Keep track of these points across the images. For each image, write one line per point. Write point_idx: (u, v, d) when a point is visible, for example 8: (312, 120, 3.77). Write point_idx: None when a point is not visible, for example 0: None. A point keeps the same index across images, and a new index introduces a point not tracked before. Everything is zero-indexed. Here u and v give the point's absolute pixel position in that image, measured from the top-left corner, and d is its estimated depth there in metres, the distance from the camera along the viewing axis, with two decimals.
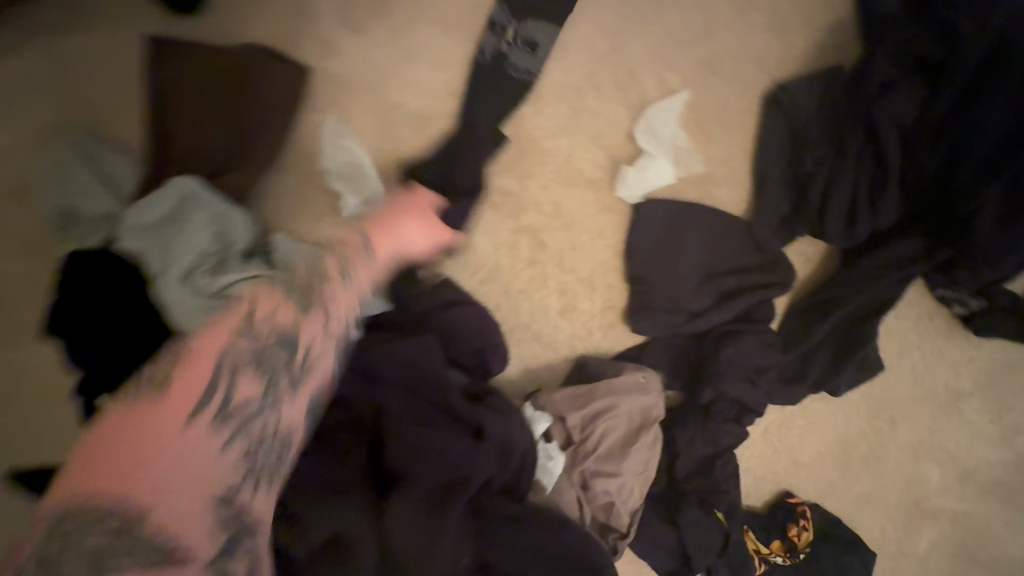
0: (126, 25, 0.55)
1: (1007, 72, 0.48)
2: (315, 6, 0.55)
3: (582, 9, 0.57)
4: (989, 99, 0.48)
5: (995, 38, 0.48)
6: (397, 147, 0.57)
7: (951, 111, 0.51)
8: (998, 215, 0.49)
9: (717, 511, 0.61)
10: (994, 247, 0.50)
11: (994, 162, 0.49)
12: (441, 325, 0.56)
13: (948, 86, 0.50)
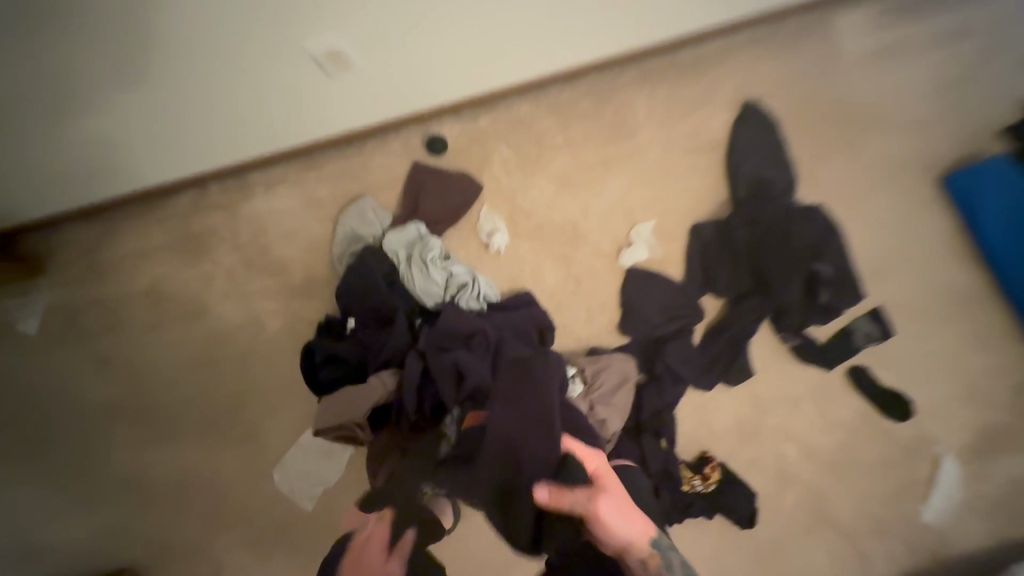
0: (397, 152, 1.17)
1: (777, 221, 1.10)
2: (487, 156, 1.17)
3: (611, 173, 1.18)
4: (774, 231, 1.10)
5: (774, 208, 1.12)
6: (515, 225, 1.16)
7: (763, 235, 1.10)
8: (784, 280, 1.08)
9: (663, 440, 1.09)
10: (785, 295, 1.08)
11: (779, 256, 1.08)
12: (530, 307, 1.09)
13: (760, 225, 1.11)
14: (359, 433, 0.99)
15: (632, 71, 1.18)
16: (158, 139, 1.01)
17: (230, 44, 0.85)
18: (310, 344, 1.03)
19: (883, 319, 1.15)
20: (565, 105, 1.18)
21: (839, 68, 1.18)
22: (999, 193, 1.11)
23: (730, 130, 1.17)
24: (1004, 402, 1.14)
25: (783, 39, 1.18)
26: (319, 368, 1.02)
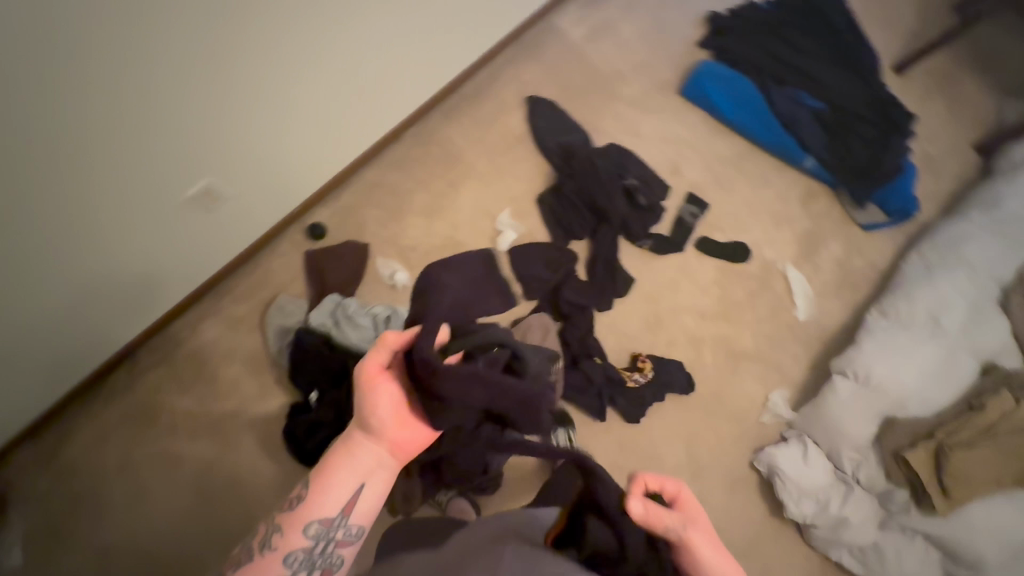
0: (288, 250, 1.36)
1: (584, 167, 1.42)
2: (362, 221, 1.40)
3: (461, 188, 1.45)
4: (587, 175, 1.41)
5: (579, 159, 1.43)
6: (409, 260, 1.39)
7: (582, 182, 1.42)
8: (611, 204, 1.39)
9: (597, 358, 1.35)
10: (617, 211, 1.39)
11: (598, 190, 1.40)
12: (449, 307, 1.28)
13: (574, 177, 1.43)
14: None
15: (437, 114, 1.49)
16: (87, 341, 1.12)
17: (139, 240, 1.03)
18: (289, 425, 1.21)
19: (696, 199, 1.52)
20: (401, 159, 1.45)
21: (577, 51, 1.57)
22: (717, 85, 1.55)
23: (528, 122, 1.50)
24: (800, 214, 1.55)
25: (530, 47, 1.56)
26: (304, 439, 1.19)
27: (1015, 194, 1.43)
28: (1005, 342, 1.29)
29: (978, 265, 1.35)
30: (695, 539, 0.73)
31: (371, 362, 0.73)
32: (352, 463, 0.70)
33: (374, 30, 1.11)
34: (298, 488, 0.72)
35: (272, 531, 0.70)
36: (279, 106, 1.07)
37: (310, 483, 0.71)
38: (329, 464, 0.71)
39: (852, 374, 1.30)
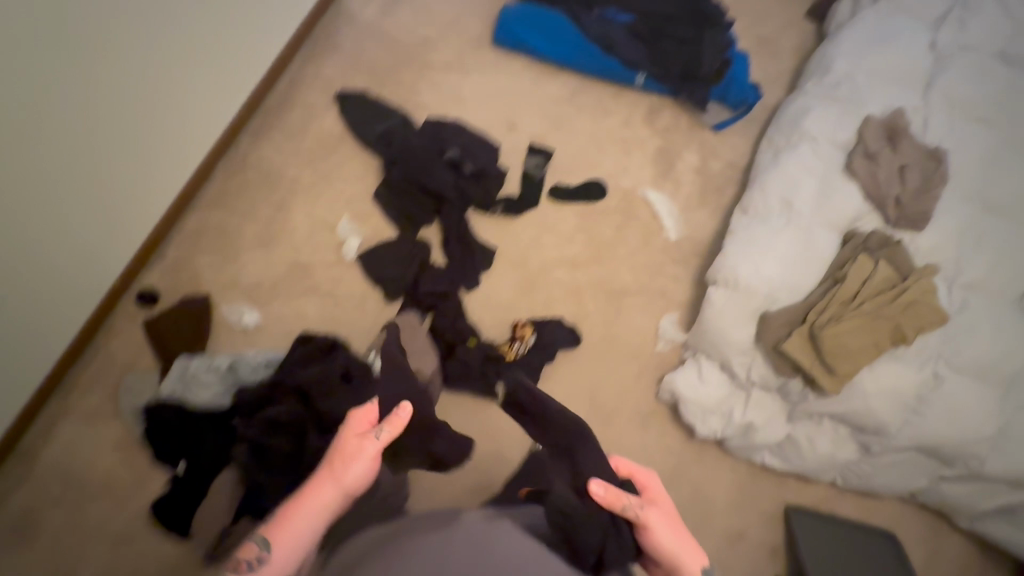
0: (125, 324, 1.28)
1: (407, 151, 1.32)
2: (196, 272, 1.32)
3: (292, 208, 1.37)
4: (412, 158, 1.32)
5: (402, 143, 1.35)
6: (257, 298, 1.32)
7: (410, 167, 1.34)
8: (444, 182, 1.30)
9: (471, 339, 1.30)
10: (452, 188, 1.31)
11: (425, 171, 1.30)
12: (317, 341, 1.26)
13: (401, 164, 1.34)
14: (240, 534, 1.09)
15: (246, 138, 1.40)
16: None
17: None
18: (160, 504, 1.13)
19: (539, 149, 1.46)
20: (220, 195, 1.36)
21: (375, 30, 1.47)
22: (526, 25, 1.46)
23: (341, 119, 1.41)
24: (648, 133, 1.51)
25: (323, 40, 1.46)
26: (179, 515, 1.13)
27: (842, 55, 1.39)
28: (860, 206, 1.26)
29: (820, 136, 1.32)
30: (651, 518, 0.84)
31: (361, 422, 0.85)
32: (313, 518, 0.78)
33: (119, 73, 1.03)
34: (263, 542, 0.75)
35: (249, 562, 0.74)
36: (58, 179, 1.00)
37: (276, 537, 0.76)
38: (291, 519, 0.78)
39: (722, 282, 1.28)
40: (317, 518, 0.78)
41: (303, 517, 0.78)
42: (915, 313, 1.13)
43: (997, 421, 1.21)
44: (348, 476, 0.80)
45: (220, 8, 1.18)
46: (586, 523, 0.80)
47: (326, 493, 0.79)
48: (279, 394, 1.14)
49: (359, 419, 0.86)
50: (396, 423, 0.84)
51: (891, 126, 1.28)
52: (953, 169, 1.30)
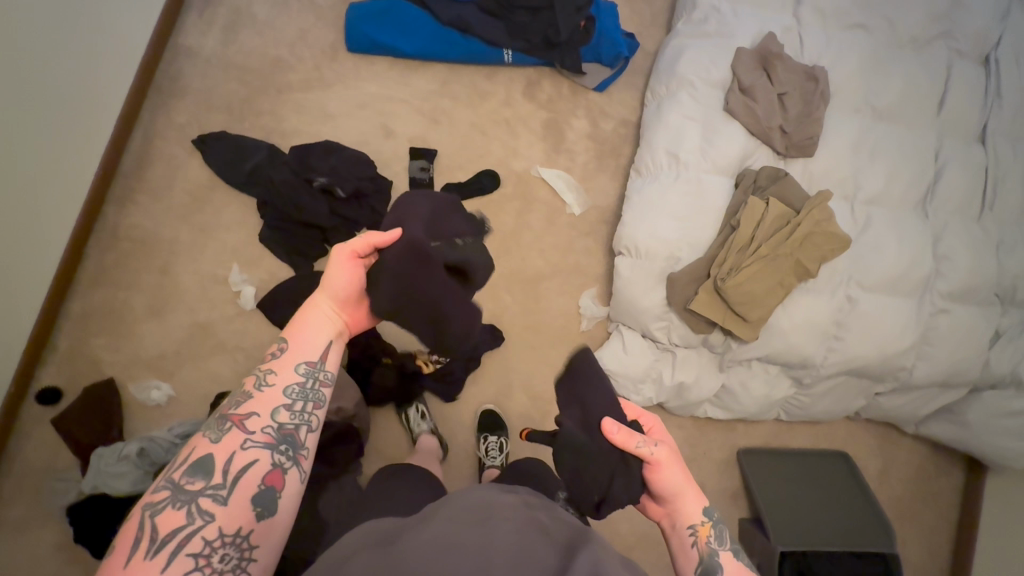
0: (32, 427, 1.22)
1: (275, 188, 1.26)
2: (95, 357, 1.26)
3: (178, 269, 1.31)
4: (280, 194, 1.25)
5: (268, 180, 1.27)
6: (163, 369, 1.27)
7: (280, 203, 1.26)
8: (317, 215, 1.24)
9: (386, 359, 1.27)
10: (327, 219, 1.24)
11: (297, 207, 1.24)
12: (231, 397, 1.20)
13: (272, 202, 1.27)
14: None
15: (112, 208, 1.32)
16: None
17: None
18: None
19: (420, 150, 1.38)
20: (100, 273, 1.30)
21: (222, 62, 1.39)
22: (377, 23, 1.38)
23: (207, 165, 1.34)
24: (531, 108, 1.44)
25: (169, 87, 1.38)
26: None
27: None
28: (747, 143, 1.22)
29: (697, 77, 1.26)
30: (660, 457, 0.72)
31: (346, 247, 0.74)
32: (324, 324, 0.71)
33: None
34: (281, 342, 0.69)
35: (216, 429, 0.61)
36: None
37: (289, 333, 0.69)
38: (305, 320, 0.71)
39: (625, 249, 1.24)
40: (303, 354, 0.68)
41: (287, 348, 0.68)
42: (811, 246, 1.11)
43: (917, 329, 1.19)
44: (338, 284, 0.72)
45: (43, 78, 1.10)
46: (594, 464, 0.73)
47: (309, 318, 0.71)
48: None
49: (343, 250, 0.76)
50: (377, 237, 0.77)
51: (763, 53, 1.23)
52: (836, 83, 1.26)
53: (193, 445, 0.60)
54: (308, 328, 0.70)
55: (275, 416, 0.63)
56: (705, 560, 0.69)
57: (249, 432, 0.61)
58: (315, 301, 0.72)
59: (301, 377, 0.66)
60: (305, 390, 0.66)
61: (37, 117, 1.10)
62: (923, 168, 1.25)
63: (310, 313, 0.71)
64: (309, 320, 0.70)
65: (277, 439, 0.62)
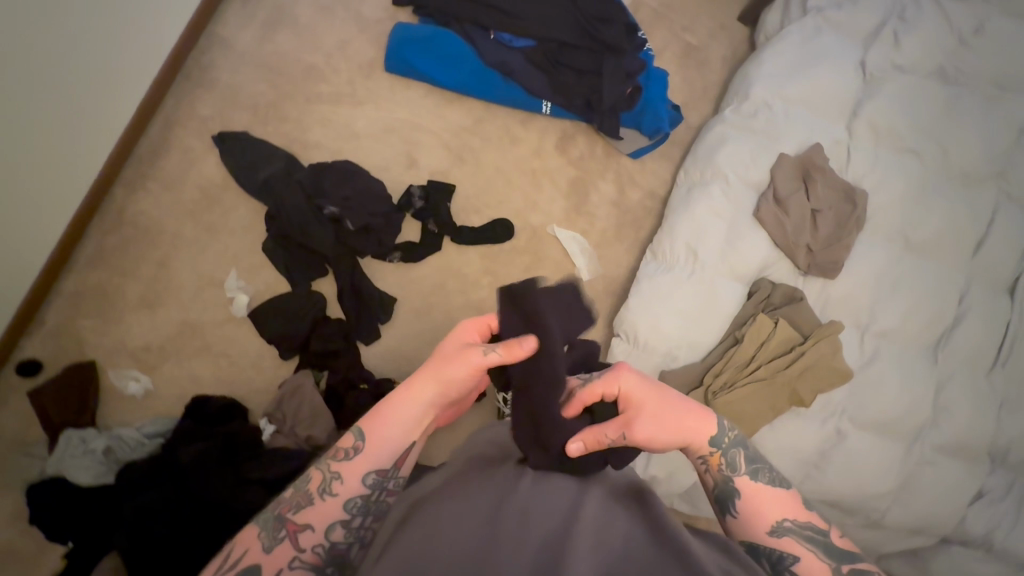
0: (8, 396, 1.23)
1: (282, 206, 1.24)
2: (81, 338, 1.27)
3: (177, 264, 1.30)
4: (286, 214, 1.24)
5: (276, 196, 1.25)
6: (146, 361, 1.27)
7: (284, 223, 1.24)
8: (320, 244, 1.23)
9: (362, 385, 1.22)
10: (331, 249, 1.24)
11: (302, 231, 1.23)
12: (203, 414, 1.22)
13: (277, 219, 1.26)
14: None
15: (120, 188, 1.30)
16: None
17: None
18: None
19: (439, 183, 1.34)
20: (99, 253, 1.29)
21: (256, 60, 1.36)
22: (420, 49, 1.34)
23: (222, 164, 1.32)
24: (560, 163, 1.40)
25: (197, 76, 1.35)
26: None
27: (763, 77, 1.26)
28: (769, 253, 1.18)
29: (732, 174, 1.22)
30: (639, 431, 0.69)
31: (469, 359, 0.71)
32: (408, 418, 0.72)
33: None
34: (359, 437, 0.70)
35: (275, 527, 0.66)
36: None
37: (379, 422, 0.71)
38: (392, 411, 0.72)
39: (624, 334, 1.21)
40: (391, 453, 0.71)
41: (376, 431, 0.70)
42: (811, 378, 1.09)
43: (900, 475, 1.16)
44: (446, 379, 0.71)
45: (71, 62, 1.07)
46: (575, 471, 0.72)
47: (406, 407, 0.72)
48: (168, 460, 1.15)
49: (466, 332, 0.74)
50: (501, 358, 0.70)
51: (805, 164, 1.18)
52: (871, 208, 1.21)
53: (243, 543, 0.65)
54: (404, 414, 0.71)
55: (329, 528, 0.67)
56: (723, 485, 0.73)
57: (301, 546, 0.66)
58: (420, 391, 0.72)
59: (380, 478, 0.70)
60: (366, 501, 0.70)
61: (59, 100, 1.08)
62: (943, 310, 1.20)
63: (408, 400, 0.72)
64: (406, 405, 0.72)
65: (319, 553, 0.67)
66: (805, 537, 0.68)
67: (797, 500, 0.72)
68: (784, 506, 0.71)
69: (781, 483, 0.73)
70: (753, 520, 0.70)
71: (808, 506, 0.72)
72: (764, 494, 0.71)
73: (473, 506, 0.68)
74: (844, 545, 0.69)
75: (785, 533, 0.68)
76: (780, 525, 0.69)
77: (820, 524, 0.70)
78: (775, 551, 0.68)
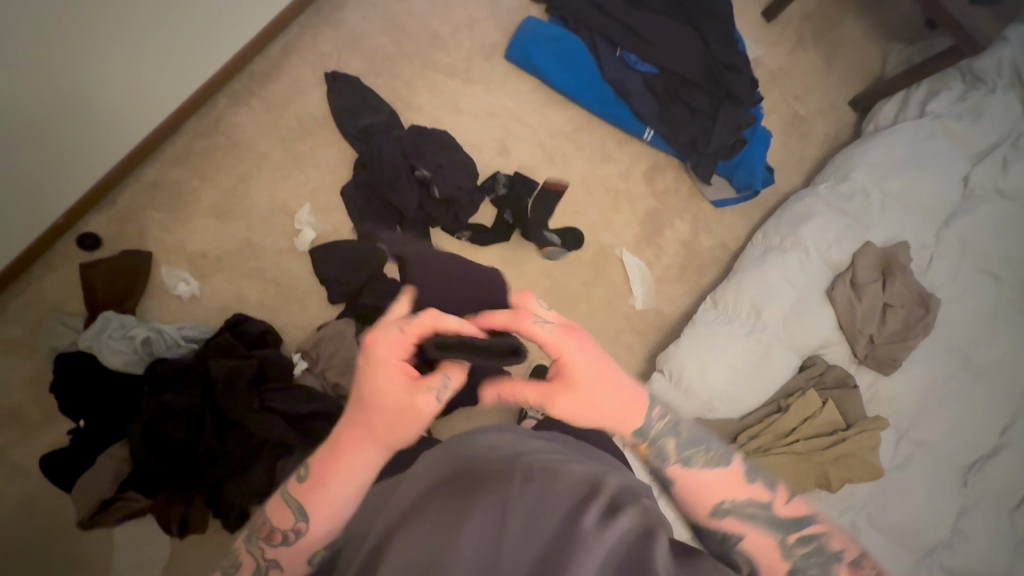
0: (62, 263, 1.24)
1: (377, 160, 1.26)
2: (145, 227, 1.28)
3: (256, 185, 1.32)
4: (378, 168, 1.26)
5: (374, 148, 1.28)
6: (199, 268, 1.28)
7: (374, 176, 1.27)
8: (403, 206, 1.24)
9: None
10: (410, 213, 1.25)
11: (388, 188, 1.25)
12: (243, 331, 1.20)
13: (367, 170, 1.28)
14: (103, 515, 1.08)
15: (224, 97, 1.33)
16: None
17: None
18: (46, 455, 1.12)
19: (525, 178, 1.35)
20: (185, 151, 1.30)
21: (385, 13, 1.38)
22: (544, 45, 1.36)
23: (327, 102, 1.34)
24: (643, 192, 1.41)
25: (327, 13, 1.38)
26: (57, 471, 1.11)
27: (866, 164, 1.28)
28: (831, 333, 1.19)
29: (814, 246, 1.23)
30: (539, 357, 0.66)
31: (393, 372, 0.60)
32: (349, 478, 0.60)
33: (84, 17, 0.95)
34: (299, 516, 0.60)
35: (265, 562, 0.61)
36: (30, 101, 0.96)
37: (315, 474, 0.61)
38: (334, 481, 0.60)
39: (667, 371, 1.21)
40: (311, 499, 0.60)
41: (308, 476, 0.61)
42: (844, 466, 1.08)
43: None
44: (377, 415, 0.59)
45: None
46: None
47: (333, 456, 0.61)
48: (199, 359, 1.14)
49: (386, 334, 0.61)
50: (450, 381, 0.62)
51: (888, 257, 1.19)
52: (941, 317, 1.21)
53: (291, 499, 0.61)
54: (360, 439, 0.60)
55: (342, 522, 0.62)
56: (659, 473, 0.69)
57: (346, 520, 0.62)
58: (366, 424, 0.60)
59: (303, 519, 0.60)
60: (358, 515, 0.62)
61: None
62: (984, 437, 1.19)
63: (361, 427, 0.61)
64: (351, 441, 0.61)
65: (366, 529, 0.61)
66: (747, 515, 0.65)
67: (734, 474, 0.68)
68: (724, 485, 0.67)
69: (718, 463, 0.69)
70: (695, 506, 0.66)
71: (753, 477, 0.68)
72: (701, 481, 0.67)
73: (478, 504, 0.55)
74: (791, 513, 0.66)
75: (727, 514, 0.65)
76: (719, 507, 0.65)
77: (764, 496, 0.66)
78: (728, 535, 0.64)
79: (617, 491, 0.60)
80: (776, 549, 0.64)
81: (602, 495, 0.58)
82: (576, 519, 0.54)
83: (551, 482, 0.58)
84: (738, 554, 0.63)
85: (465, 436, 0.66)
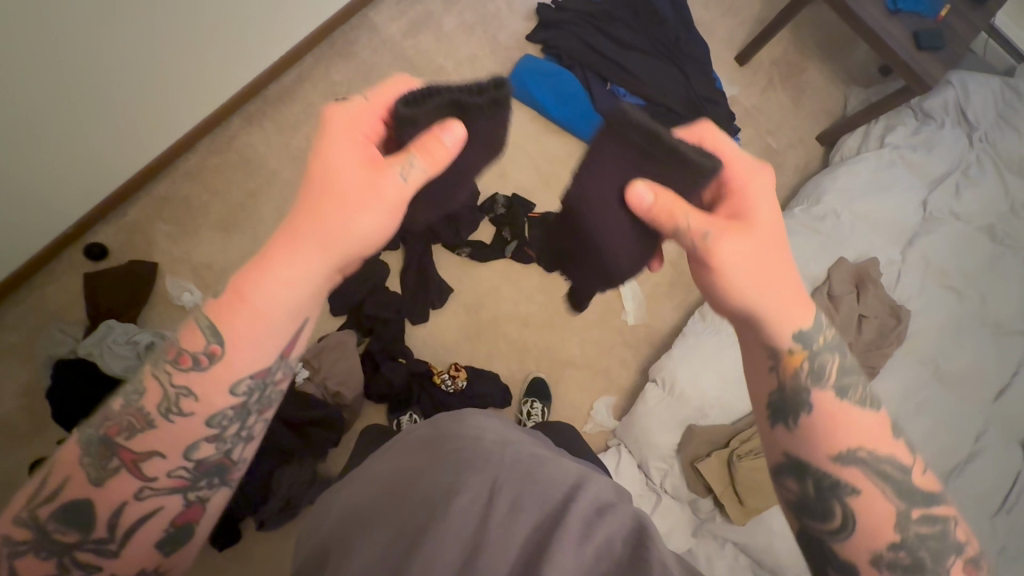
0: (65, 273, 1.26)
1: None
2: (151, 239, 1.31)
3: (264, 201, 1.37)
4: None
5: None
6: (204, 280, 1.31)
7: None
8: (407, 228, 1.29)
9: (401, 358, 1.28)
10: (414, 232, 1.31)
11: None
12: None
13: None
14: None
15: (237, 120, 1.40)
16: None
17: None
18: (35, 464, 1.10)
19: (523, 199, 1.43)
20: (198, 169, 1.36)
21: (395, 49, 1.50)
22: (541, 80, 1.48)
23: None
24: None
25: (340, 46, 1.48)
26: None
27: (835, 189, 1.40)
28: None
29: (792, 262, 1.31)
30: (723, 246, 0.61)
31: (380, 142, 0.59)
32: (294, 298, 0.54)
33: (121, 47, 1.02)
34: (215, 338, 0.53)
35: (178, 391, 0.54)
36: (59, 117, 1.01)
37: (232, 309, 0.53)
38: (256, 289, 0.53)
39: (660, 381, 1.28)
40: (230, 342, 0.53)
41: (219, 315, 0.53)
42: None
43: None
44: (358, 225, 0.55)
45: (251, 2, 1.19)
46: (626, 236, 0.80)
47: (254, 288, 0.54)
48: None
49: (359, 119, 0.60)
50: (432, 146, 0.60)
51: (862, 272, 1.28)
52: (913, 329, 1.30)
53: (190, 352, 0.53)
54: (293, 259, 0.54)
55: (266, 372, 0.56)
56: (798, 388, 0.61)
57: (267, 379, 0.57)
58: (314, 227, 0.54)
59: (208, 363, 0.53)
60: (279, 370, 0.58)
61: (228, 30, 1.20)
62: (960, 442, 1.25)
63: (312, 228, 0.55)
64: (281, 258, 0.54)
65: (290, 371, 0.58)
66: (883, 473, 0.57)
67: (881, 429, 0.60)
68: (870, 434, 0.59)
69: (871, 406, 0.61)
70: (821, 440, 0.59)
71: (900, 435, 0.61)
72: (847, 411, 0.60)
73: (461, 496, 0.59)
74: (927, 485, 0.58)
75: (853, 462, 0.58)
76: (850, 451, 0.58)
77: (905, 458, 0.59)
78: (843, 483, 0.57)
79: (600, 494, 0.65)
80: (891, 518, 0.56)
81: (582, 494, 0.63)
82: (561, 521, 0.58)
83: (537, 479, 0.63)
84: (838, 504, 0.57)
85: (455, 421, 0.70)
